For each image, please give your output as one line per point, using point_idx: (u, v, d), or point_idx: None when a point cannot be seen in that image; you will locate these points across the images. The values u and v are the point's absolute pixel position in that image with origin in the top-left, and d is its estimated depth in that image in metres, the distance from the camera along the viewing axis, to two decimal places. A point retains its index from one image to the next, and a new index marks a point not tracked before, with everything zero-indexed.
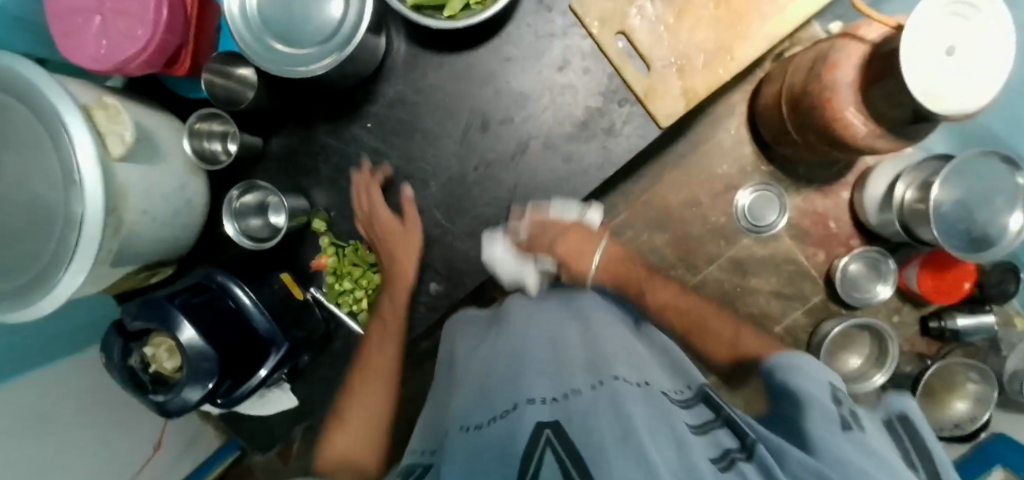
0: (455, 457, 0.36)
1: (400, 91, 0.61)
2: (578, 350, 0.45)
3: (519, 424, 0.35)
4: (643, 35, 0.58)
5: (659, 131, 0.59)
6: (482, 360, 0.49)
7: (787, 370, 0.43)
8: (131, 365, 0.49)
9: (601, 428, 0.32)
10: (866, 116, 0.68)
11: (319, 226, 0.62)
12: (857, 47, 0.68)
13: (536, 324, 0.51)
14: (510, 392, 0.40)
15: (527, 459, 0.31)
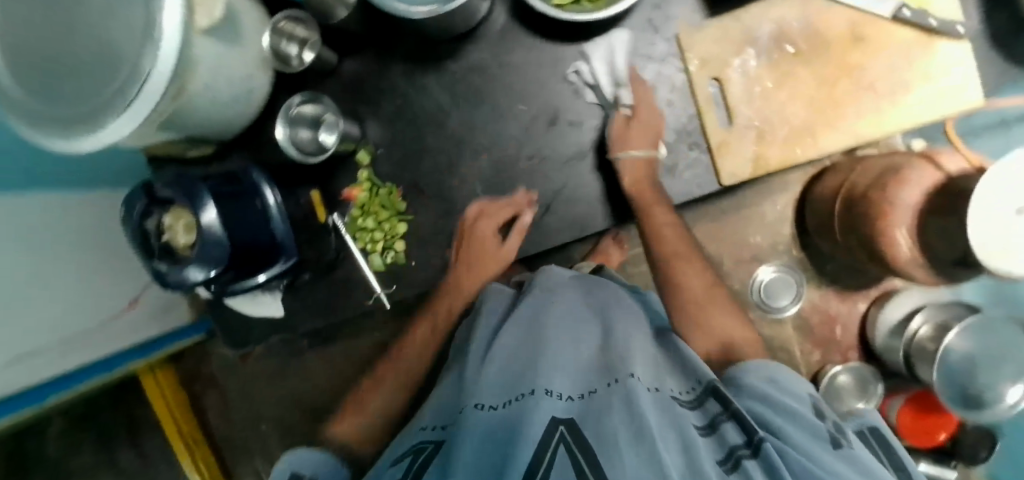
0: (473, 433, 0.43)
1: (484, 58, 0.61)
2: (593, 350, 0.51)
3: (535, 412, 0.41)
4: (736, 89, 0.57)
5: (718, 187, 0.59)
6: (503, 340, 0.54)
7: (767, 380, 0.47)
8: (146, 226, 0.50)
9: (615, 428, 0.38)
10: (915, 242, 0.66)
11: (363, 158, 0.62)
12: (935, 172, 0.65)
13: (559, 315, 0.55)
14: (531, 378, 0.46)
15: (542, 449, 0.38)
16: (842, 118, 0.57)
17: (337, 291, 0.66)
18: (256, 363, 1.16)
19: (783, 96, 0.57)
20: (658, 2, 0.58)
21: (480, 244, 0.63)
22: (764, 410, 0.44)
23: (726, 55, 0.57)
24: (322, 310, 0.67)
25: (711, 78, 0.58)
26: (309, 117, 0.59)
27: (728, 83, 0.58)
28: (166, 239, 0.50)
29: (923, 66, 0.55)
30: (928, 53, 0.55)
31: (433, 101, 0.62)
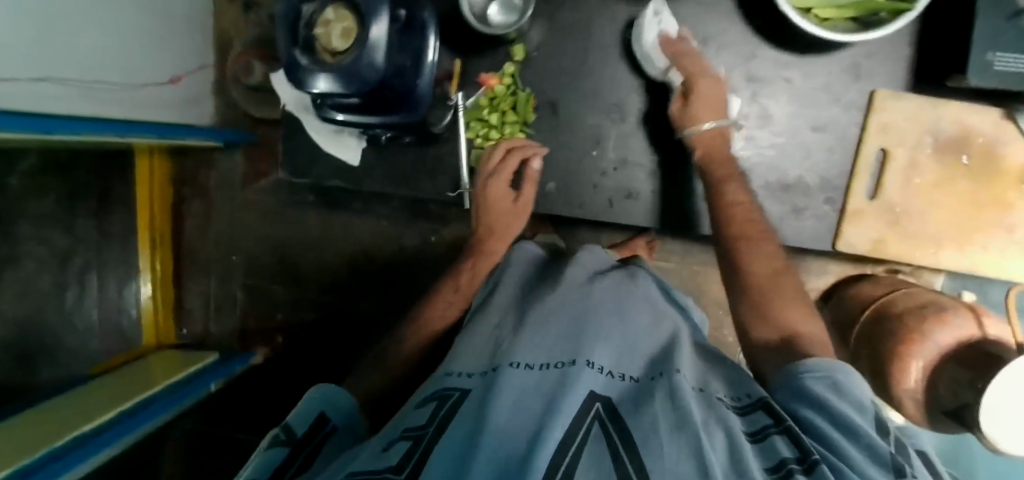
0: (500, 384, 0.36)
1: (684, 16, 0.57)
2: (646, 344, 0.46)
3: (573, 380, 0.36)
4: (896, 169, 0.56)
5: (829, 249, 0.59)
6: (541, 307, 0.50)
7: (832, 381, 0.38)
8: (304, 10, 0.45)
9: (655, 416, 0.32)
10: (925, 379, 0.68)
11: (518, 52, 0.59)
12: (973, 328, 0.67)
13: (609, 297, 0.51)
14: (573, 348, 0.41)
15: (578, 418, 0.32)
16: (971, 244, 0.57)
17: (420, 169, 0.64)
18: (258, 193, 1.09)
19: (934, 199, 0.56)
20: (873, 51, 0.55)
21: (493, 200, 0.64)
22: (819, 420, 0.35)
23: (906, 134, 0.56)
24: (398, 178, 0.65)
25: (880, 148, 0.56)
26: None
27: (892, 161, 0.57)
28: (315, 35, 0.45)
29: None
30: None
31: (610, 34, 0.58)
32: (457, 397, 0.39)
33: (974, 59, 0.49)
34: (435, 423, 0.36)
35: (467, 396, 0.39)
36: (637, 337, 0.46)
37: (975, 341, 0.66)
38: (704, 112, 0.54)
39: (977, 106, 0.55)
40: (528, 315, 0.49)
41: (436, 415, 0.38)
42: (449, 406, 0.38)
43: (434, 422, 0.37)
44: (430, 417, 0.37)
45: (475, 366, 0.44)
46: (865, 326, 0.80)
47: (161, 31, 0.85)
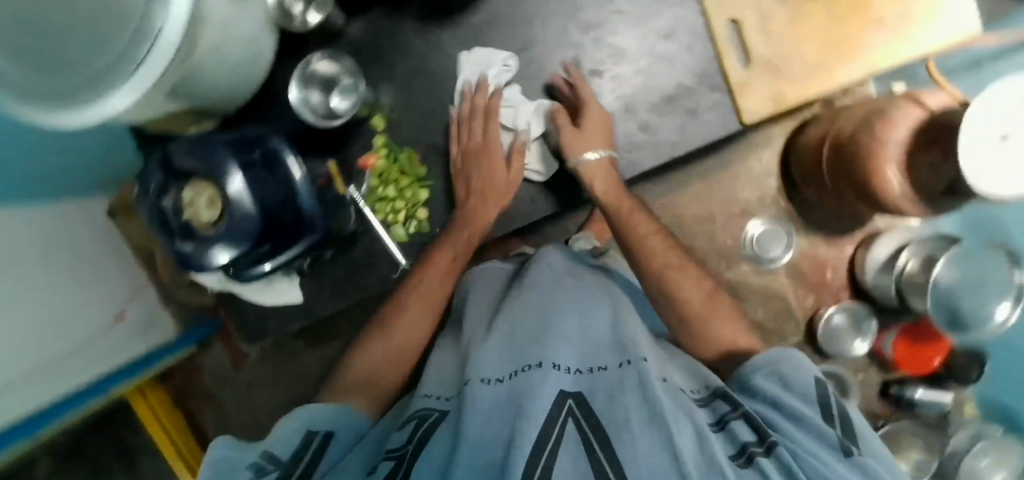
0: (469, 400, 0.39)
1: (500, 11, 0.59)
2: (605, 328, 0.49)
3: (541, 385, 0.39)
4: (754, 30, 0.58)
5: (739, 127, 0.59)
6: (494, 314, 0.53)
7: (771, 374, 0.43)
8: (163, 205, 0.46)
9: (627, 411, 0.36)
10: (905, 177, 0.69)
11: (378, 123, 0.60)
12: (915, 111, 0.69)
13: (563, 292, 0.54)
14: (538, 349, 0.44)
15: (552, 420, 0.36)
16: (860, 53, 0.58)
17: (359, 270, 0.65)
18: (251, 369, 1.09)
19: (803, 36, 0.58)
20: None
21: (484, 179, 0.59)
22: (767, 411, 0.40)
23: None
24: (343, 289, 0.65)
25: (730, 21, 0.58)
26: (327, 78, 0.59)
27: (749, 26, 0.58)
28: (187, 217, 0.46)
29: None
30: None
31: (450, 60, 0.60)
32: (435, 417, 0.43)
33: None
34: (412, 440, 0.41)
35: (444, 417, 0.42)
36: (597, 323, 0.50)
37: (924, 122, 0.68)
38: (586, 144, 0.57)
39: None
40: (487, 322, 0.52)
41: (414, 434, 0.42)
42: (427, 426, 0.42)
43: (414, 443, 0.40)
44: (408, 437, 0.42)
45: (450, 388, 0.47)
46: (831, 162, 0.85)
47: (106, 273, 0.89)
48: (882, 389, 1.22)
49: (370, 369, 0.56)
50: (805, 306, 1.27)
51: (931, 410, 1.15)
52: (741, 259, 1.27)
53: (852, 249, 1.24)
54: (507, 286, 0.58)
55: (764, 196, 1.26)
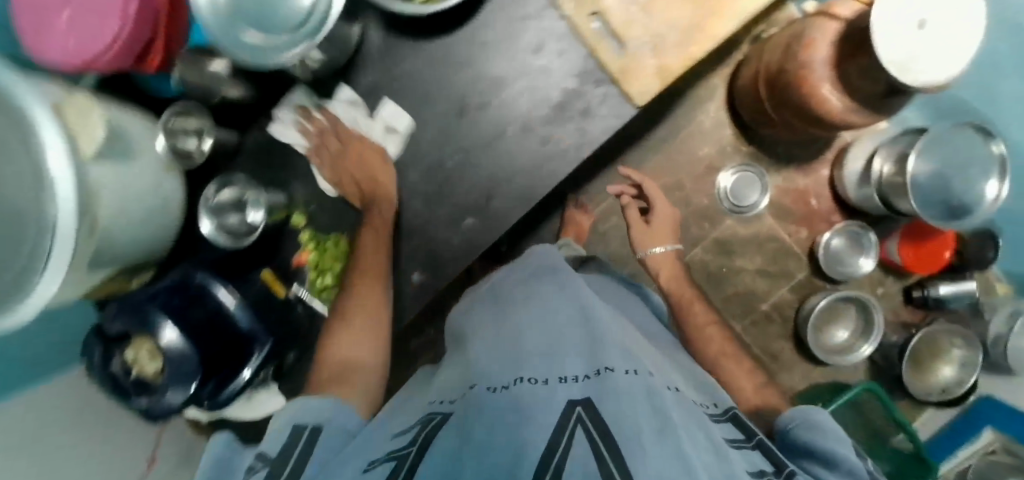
0: (481, 407, 0.41)
1: (375, 81, 0.60)
2: (608, 334, 0.51)
3: (551, 394, 0.40)
4: (617, 14, 0.57)
5: (635, 111, 0.59)
6: (496, 331, 0.56)
7: (805, 424, 0.60)
8: (112, 370, 0.49)
9: (634, 413, 0.37)
10: None
11: (299, 221, 0.61)
12: None
13: (563, 306, 0.57)
14: (551, 364, 0.45)
15: (560, 426, 0.36)
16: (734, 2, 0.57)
17: None
18: None
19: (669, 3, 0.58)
20: None
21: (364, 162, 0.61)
22: (810, 461, 0.56)
23: None
24: None
25: (593, 16, 0.57)
26: (234, 201, 0.58)
27: (611, 13, 0.57)
28: (135, 372, 0.49)
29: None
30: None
31: (344, 139, 0.61)
32: (441, 419, 0.44)
33: None
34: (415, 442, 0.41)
35: (448, 418, 0.44)
36: (600, 328, 0.52)
37: None
38: (657, 243, 1.05)
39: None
40: (493, 339, 0.55)
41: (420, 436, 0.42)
42: (430, 428, 0.43)
43: (416, 442, 0.41)
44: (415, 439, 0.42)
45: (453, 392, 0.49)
46: None
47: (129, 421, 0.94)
48: (906, 294, 1.20)
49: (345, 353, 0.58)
50: (801, 239, 1.25)
51: (959, 302, 1.13)
52: (722, 214, 1.26)
53: (827, 170, 1.23)
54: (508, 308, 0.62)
55: (724, 147, 1.25)
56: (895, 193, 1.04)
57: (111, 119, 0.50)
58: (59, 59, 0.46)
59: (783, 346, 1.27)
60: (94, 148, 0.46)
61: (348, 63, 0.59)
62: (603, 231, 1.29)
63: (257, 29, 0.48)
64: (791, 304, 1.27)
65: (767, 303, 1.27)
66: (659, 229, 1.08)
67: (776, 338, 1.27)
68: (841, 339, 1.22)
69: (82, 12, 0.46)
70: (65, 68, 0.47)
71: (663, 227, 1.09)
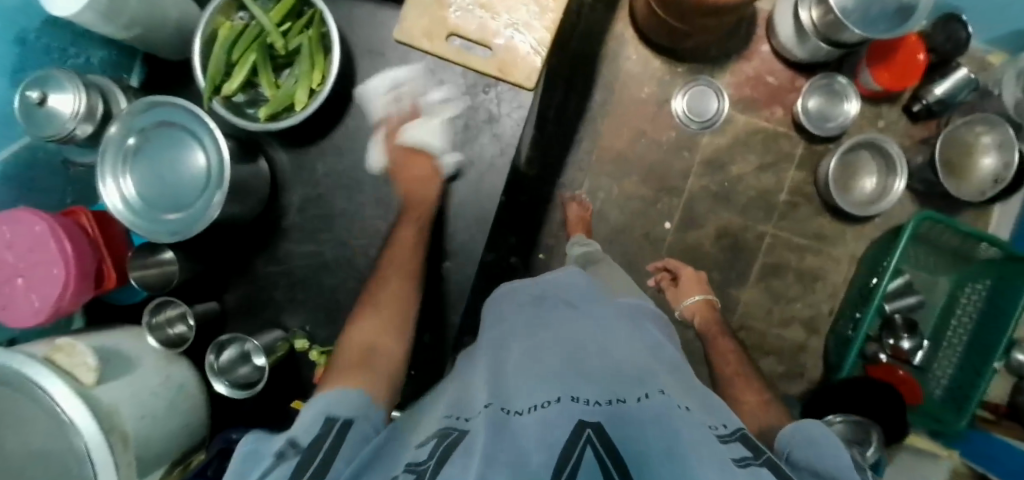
0: (502, 431, 0.35)
1: (304, 193, 0.64)
2: (625, 362, 0.45)
3: (562, 416, 0.35)
4: (470, 27, 0.59)
5: (533, 94, 0.60)
6: (509, 353, 0.49)
7: (802, 438, 0.50)
8: None
9: (645, 441, 0.34)
10: None
11: (302, 344, 0.63)
12: None
13: (581, 324, 0.51)
14: (558, 383, 0.40)
15: (568, 451, 0.32)
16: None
17: None
18: None
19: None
20: (365, 33, 0.62)
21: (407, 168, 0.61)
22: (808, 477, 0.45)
23: (438, 14, 0.59)
24: None
25: (449, 38, 0.60)
26: (238, 356, 0.60)
27: (463, 29, 0.59)
28: None
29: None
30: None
31: (303, 254, 0.64)
32: (456, 434, 0.37)
33: None
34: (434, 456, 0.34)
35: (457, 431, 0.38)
36: (614, 352, 0.47)
37: None
38: (696, 293, 1.02)
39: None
40: (504, 363, 0.47)
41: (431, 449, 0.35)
42: (446, 438, 0.37)
43: (434, 456, 0.34)
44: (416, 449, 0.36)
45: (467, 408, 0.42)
46: None
47: None
48: (908, 113, 1.17)
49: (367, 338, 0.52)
50: (780, 118, 1.21)
51: (963, 93, 1.08)
52: (695, 136, 1.22)
53: (766, 45, 1.21)
54: (514, 323, 0.54)
55: (662, 78, 1.23)
56: (833, 31, 1.01)
57: (97, 342, 0.54)
58: (29, 319, 0.51)
59: (822, 222, 1.21)
60: (92, 375, 0.50)
61: (273, 191, 0.64)
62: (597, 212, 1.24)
63: (176, 210, 0.53)
64: (806, 181, 1.21)
65: (784, 191, 1.21)
66: (692, 282, 1.05)
67: (812, 218, 1.21)
68: (872, 189, 1.16)
69: (31, 271, 0.51)
70: (39, 322, 0.52)
71: (691, 283, 1.05)
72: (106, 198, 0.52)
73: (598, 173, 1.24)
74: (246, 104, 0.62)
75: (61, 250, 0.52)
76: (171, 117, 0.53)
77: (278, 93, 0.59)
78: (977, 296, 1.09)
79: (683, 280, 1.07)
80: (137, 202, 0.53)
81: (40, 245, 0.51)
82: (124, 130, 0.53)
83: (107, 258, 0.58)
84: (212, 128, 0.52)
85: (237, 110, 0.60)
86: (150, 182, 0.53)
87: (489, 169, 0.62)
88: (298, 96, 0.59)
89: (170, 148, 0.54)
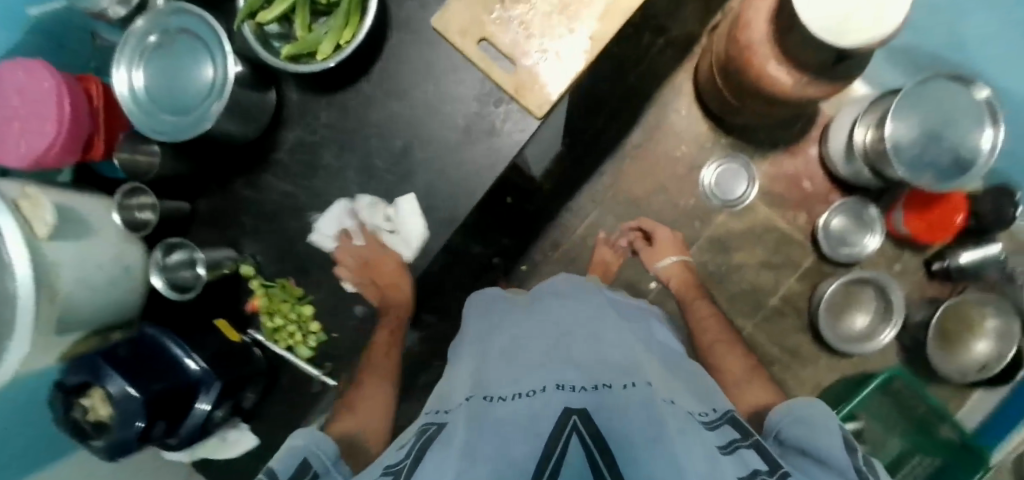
0: (480, 422, 0.37)
1: (299, 135, 0.66)
2: (614, 348, 0.48)
3: (546, 405, 0.37)
4: (504, 38, 0.60)
5: (539, 122, 0.60)
6: (495, 342, 0.52)
7: (797, 421, 0.50)
8: (75, 417, 0.53)
9: (629, 423, 0.35)
10: None
11: (247, 271, 0.65)
12: None
13: (571, 313, 0.54)
14: (543, 371, 0.43)
15: (551, 442, 0.33)
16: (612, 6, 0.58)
17: (291, 398, 0.69)
18: None
19: (554, 19, 0.60)
20: (407, 9, 0.63)
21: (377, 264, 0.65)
22: (801, 460, 0.45)
23: (479, 17, 0.60)
24: (288, 420, 0.69)
25: (480, 42, 0.61)
26: (185, 261, 0.63)
27: (497, 37, 0.60)
28: (93, 417, 0.53)
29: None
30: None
31: (279, 192, 0.66)
32: (435, 428, 0.42)
33: None
34: (411, 454, 0.39)
35: (442, 428, 0.41)
36: (603, 338, 0.50)
37: None
38: (670, 255, 1.08)
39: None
40: (495, 350, 0.50)
41: (411, 449, 0.40)
42: (426, 438, 0.40)
43: (411, 455, 0.38)
44: (407, 451, 0.40)
45: (451, 402, 0.46)
46: None
47: None
48: (926, 268, 1.14)
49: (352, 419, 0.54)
50: (801, 224, 1.18)
51: (989, 269, 1.04)
52: (712, 211, 1.20)
53: (815, 149, 1.17)
54: (512, 315, 0.58)
55: (702, 142, 1.21)
56: (881, 160, 0.99)
57: (60, 201, 0.56)
58: (14, 161, 0.55)
59: (801, 340, 1.18)
60: (47, 231, 0.52)
61: (273, 123, 0.66)
62: (591, 247, 1.24)
63: (174, 113, 0.56)
64: (802, 294, 1.18)
65: (776, 296, 1.19)
66: (667, 244, 1.10)
67: (793, 332, 1.19)
68: (861, 328, 1.13)
69: (28, 120, 0.55)
70: (22, 167, 0.55)
71: (665, 242, 1.11)
72: (117, 83, 0.55)
73: (606, 210, 1.24)
74: (276, 36, 0.64)
75: (59, 111, 0.55)
76: (189, 25, 0.56)
77: (306, 38, 0.61)
78: (919, 471, 1.06)
79: (657, 239, 1.12)
80: (141, 94, 0.56)
81: (43, 101, 0.54)
82: (148, 25, 0.56)
83: (102, 128, 0.62)
84: (223, 41, 0.54)
85: (264, 40, 0.62)
86: (155, 77, 0.56)
87: (475, 178, 0.62)
88: (323, 47, 0.60)
89: (184, 54, 0.56)
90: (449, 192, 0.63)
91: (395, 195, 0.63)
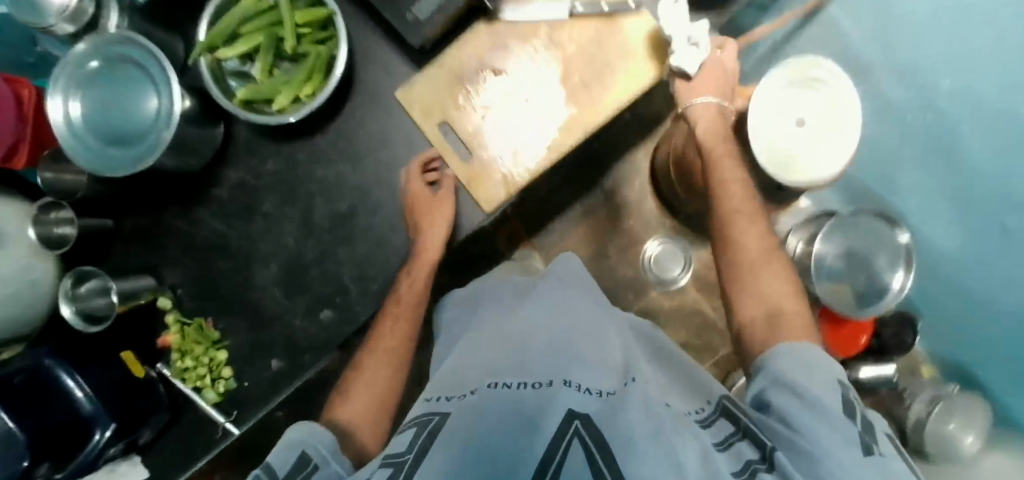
0: (482, 414, 0.39)
1: (242, 176, 0.64)
2: (615, 359, 0.51)
3: (551, 402, 0.38)
4: (467, 126, 0.61)
5: (485, 215, 0.63)
6: (502, 342, 0.54)
7: (793, 357, 0.45)
8: None
9: (630, 422, 0.35)
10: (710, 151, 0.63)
11: (164, 304, 0.64)
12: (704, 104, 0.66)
13: (570, 318, 0.58)
14: (552, 373, 0.45)
15: (555, 440, 0.33)
16: (560, 114, 0.60)
17: (190, 436, 0.66)
18: None
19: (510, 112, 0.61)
20: (374, 73, 0.63)
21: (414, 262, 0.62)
22: (782, 398, 0.41)
23: (445, 99, 0.61)
24: (181, 458, 0.66)
25: (441, 123, 0.62)
26: (98, 289, 0.61)
27: (457, 121, 0.62)
28: None
29: (613, 46, 0.59)
30: (616, 34, 0.59)
31: (213, 229, 0.64)
32: (437, 420, 0.43)
33: (404, 25, 0.55)
34: (413, 448, 0.40)
35: (446, 419, 0.42)
36: (602, 349, 0.52)
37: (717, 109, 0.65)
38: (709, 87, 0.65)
39: (470, 34, 0.61)
40: (498, 352, 0.52)
41: (417, 440, 0.41)
42: (429, 430, 0.42)
43: (414, 449, 0.40)
44: (410, 444, 0.40)
45: (458, 393, 0.47)
46: None
47: None
48: None
49: (352, 408, 0.58)
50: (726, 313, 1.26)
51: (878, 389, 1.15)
52: (648, 286, 1.27)
53: None
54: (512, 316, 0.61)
55: (648, 219, 1.28)
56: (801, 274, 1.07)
57: None
58: None
59: None
60: None
61: (217, 158, 0.64)
62: None
63: (110, 152, 0.54)
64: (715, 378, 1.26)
65: None
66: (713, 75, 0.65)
67: None
68: None
69: None
70: None
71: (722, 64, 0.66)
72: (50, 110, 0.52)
73: None
74: (233, 73, 0.62)
75: None
76: (134, 56, 0.54)
77: (264, 82, 0.60)
78: None
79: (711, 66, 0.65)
80: (74, 125, 0.53)
81: None
82: (90, 50, 0.53)
83: (30, 130, 0.58)
84: (167, 72, 0.53)
85: (219, 77, 0.60)
86: (95, 107, 0.54)
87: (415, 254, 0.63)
88: (280, 97, 0.59)
89: (125, 85, 0.54)
90: (388, 264, 0.64)
91: (331, 255, 0.64)
